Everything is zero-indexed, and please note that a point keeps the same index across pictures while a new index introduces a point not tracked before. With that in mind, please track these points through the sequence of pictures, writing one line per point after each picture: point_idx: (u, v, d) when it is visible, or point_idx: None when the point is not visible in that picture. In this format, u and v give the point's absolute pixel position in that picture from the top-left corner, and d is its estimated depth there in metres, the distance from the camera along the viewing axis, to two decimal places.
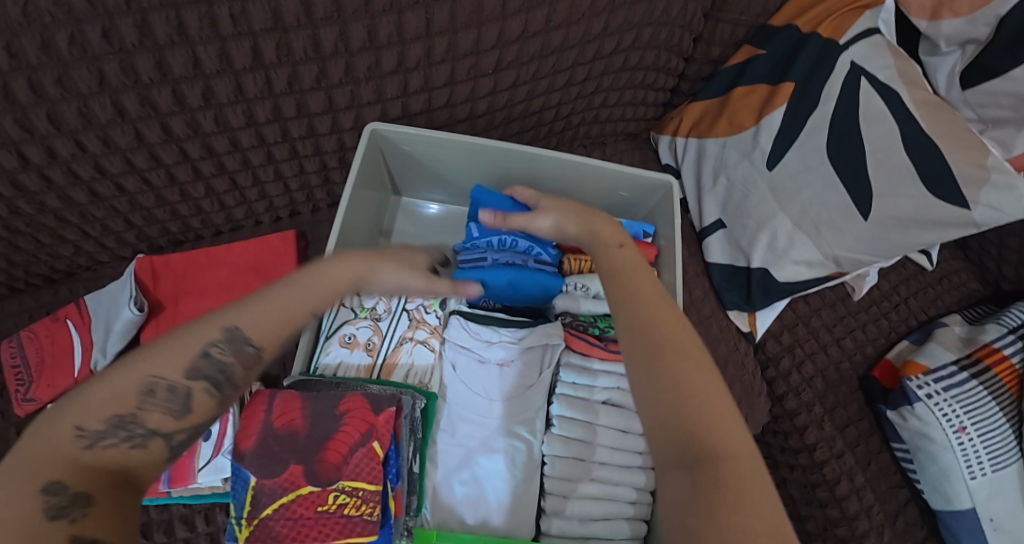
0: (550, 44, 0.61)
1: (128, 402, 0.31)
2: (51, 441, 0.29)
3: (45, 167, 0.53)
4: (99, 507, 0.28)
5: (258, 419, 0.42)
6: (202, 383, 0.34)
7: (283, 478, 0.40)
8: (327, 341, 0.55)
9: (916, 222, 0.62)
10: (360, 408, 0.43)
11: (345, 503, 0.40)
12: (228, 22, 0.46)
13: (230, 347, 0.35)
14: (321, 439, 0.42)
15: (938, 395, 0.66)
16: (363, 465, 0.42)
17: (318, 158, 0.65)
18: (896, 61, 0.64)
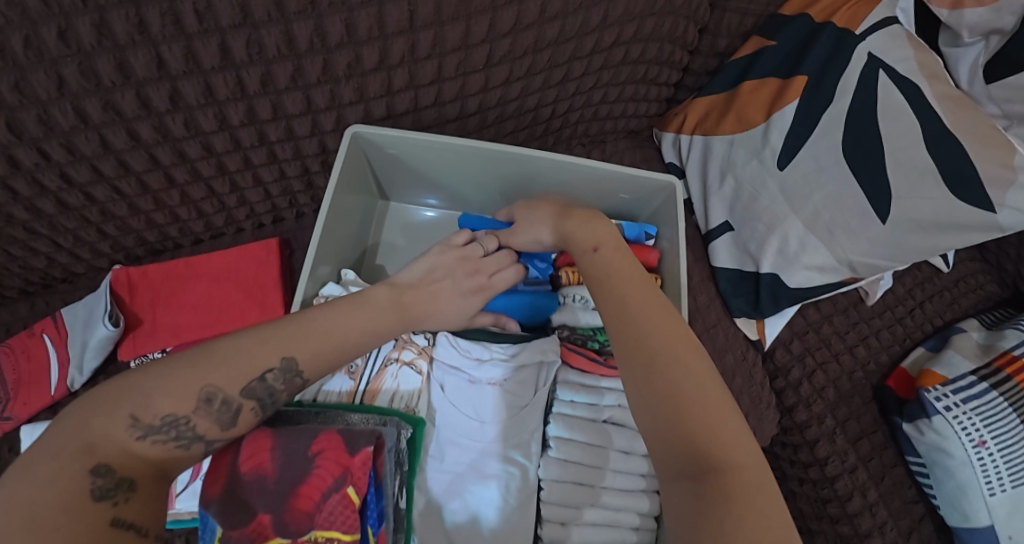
0: (544, 37, 0.57)
1: (187, 404, 0.35)
2: (112, 424, 0.33)
3: (8, 177, 0.50)
4: (142, 491, 0.32)
5: (224, 465, 0.36)
6: (251, 402, 0.37)
7: (250, 529, 0.33)
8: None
9: (935, 226, 0.58)
10: (334, 449, 0.37)
11: None
12: (192, 18, 0.43)
13: (283, 376, 0.39)
14: (293, 483, 0.35)
15: (957, 407, 0.63)
16: (339, 513, 0.36)
17: (299, 162, 0.61)
18: (915, 53, 0.60)
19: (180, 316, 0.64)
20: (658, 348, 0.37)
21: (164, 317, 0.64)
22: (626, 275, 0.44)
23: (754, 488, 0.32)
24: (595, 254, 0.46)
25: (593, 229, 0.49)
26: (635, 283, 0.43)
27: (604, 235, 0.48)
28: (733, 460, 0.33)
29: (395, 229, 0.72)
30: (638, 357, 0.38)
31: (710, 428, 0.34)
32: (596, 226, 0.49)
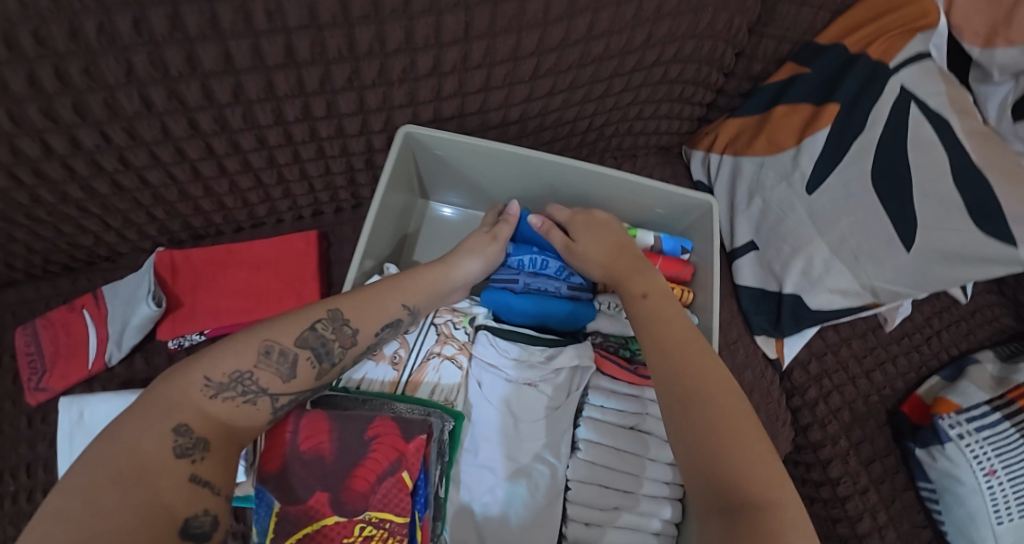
0: (589, 53, 0.59)
1: (248, 360, 0.39)
2: (188, 389, 0.37)
3: (69, 157, 0.52)
4: (217, 448, 0.36)
5: (282, 441, 0.37)
6: (306, 351, 0.41)
7: (307, 506, 0.34)
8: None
9: (960, 257, 0.59)
10: (390, 433, 0.37)
11: (371, 536, 0.34)
12: (262, 17, 0.45)
13: (331, 324, 0.43)
14: (349, 465, 0.35)
15: (969, 436, 0.64)
16: (394, 495, 0.35)
17: (345, 159, 0.63)
18: (947, 88, 0.62)
19: (223, 300, 0.66)
20: (700, 386, 0.41)
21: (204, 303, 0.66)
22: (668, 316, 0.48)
23: (791, 525, 0.34)
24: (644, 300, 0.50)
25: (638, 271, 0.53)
26: (680, 331, 0.46)
27: (653, 284, 0.51)
28: (769, 499, 0.35)
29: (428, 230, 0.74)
30: (678, 395, 0.41)
31: (747, 469, 0.36)
32: (647, 274, 0.52)
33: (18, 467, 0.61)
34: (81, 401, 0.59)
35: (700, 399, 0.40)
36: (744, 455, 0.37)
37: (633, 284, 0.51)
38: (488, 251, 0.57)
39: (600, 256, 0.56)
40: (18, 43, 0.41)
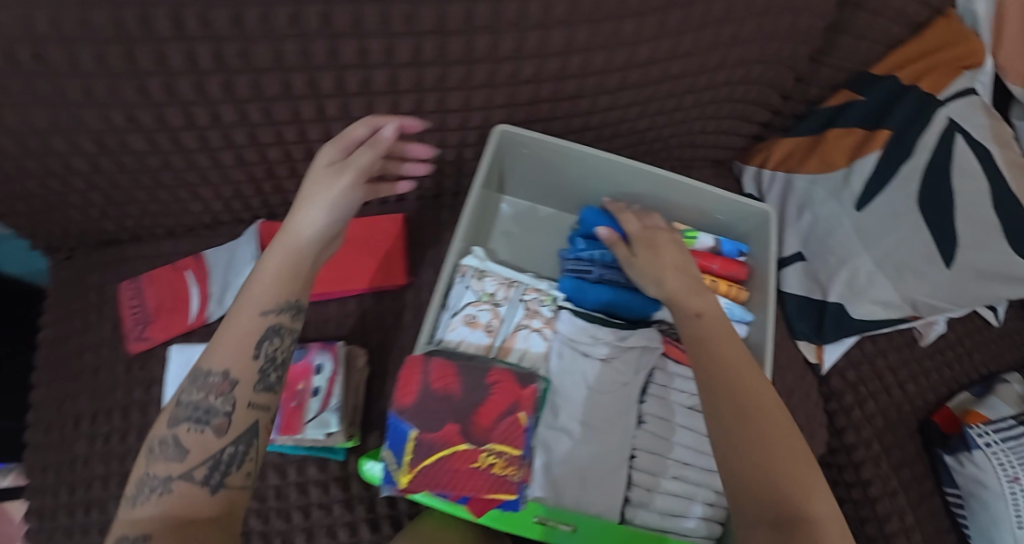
0: (668, 71, 0.66)
1: (140, 466, 0.40)
2: (120, 523, 0.38)
3: (207, 129, 0.59)
4: (161, 533, 0.36)
5: (416, 380, 0.43)
6: (184, 425, 0.42)
7: (440, 434, 0.41)
8: (451, 319, 0.57)
9: (995, 277, 0.65)
10: (508, 380, 0.45)
11: (493, 463, 0.42)
12: (400, 20, 0.52)
13: (199, 384, 0.43)
14: (474, 404, 0.43)
15: (996, 444, 0.69)
16: (511, 432, 0.43)
17: (438, 151, 0.69)
18: (989, 122, 0.67)
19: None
20: (754, 403, 0.43)
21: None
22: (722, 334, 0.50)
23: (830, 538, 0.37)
24: (697, 319, 0.51)
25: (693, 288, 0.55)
26: (733, 352, 0.48)
27: (707, 307, 0.53)
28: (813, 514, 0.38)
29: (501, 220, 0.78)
30: (727, 409, 0.43)
31: (791, 483, 0.39)
32: (702, 295, 0.54)
33: (117, 406, 0.68)
34: (190, 349, 0.67)
35: (753, 414, 0.42)
36: (790, 473, 0.39)
37: (688, 302, 0.53)
38: (334, 191, 0.51)
39: (656, 271, 0.57)
40: (183, 22, 0.48)
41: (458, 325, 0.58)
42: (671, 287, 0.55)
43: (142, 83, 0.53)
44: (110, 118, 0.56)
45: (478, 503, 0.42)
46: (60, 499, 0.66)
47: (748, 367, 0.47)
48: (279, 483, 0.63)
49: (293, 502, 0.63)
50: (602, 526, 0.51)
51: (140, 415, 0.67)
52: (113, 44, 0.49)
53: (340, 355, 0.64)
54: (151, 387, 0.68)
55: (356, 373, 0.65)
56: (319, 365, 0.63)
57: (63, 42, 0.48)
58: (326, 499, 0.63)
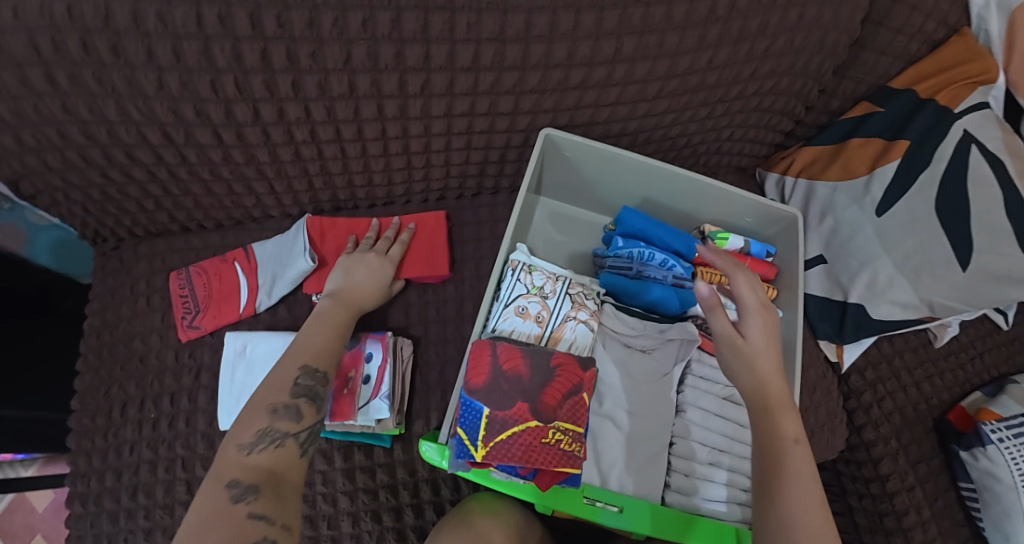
0: (704, 81, 0.69)
1: (260, 420, 0.49)
2: (227, 465, 0.45)
3: (271, 125, 0.62)
4: (266, 489, 0.45)
5: (486, 361, 0.47)
6: (302, 398, 0.52)
7: (513, 411, 0.45)
8: (504, 309, 0.60)
9: (1009, 280, 0.68)
10: (570, 363, 0.48)
11: (561, 439, 0.45)
12: (463, 28, 0.57)
13: (309, 376, 0.54)
14: (541, 384, 0.46)
15: (1009, 439, 0.72)
16: (576, 410, 0.46)
17: (483, 152, 0.73)
18: (1004, 135, 0.70)
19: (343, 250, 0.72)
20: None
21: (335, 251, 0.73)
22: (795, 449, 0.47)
23: None
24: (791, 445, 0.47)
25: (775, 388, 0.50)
26: (807, 491, 0.45)
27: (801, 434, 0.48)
28: None
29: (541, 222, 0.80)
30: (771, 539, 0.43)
31: None
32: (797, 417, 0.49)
33: (164, 393, 0.69)
34: (246, 336, 0.68)
35: None
36: None
37: (786, 422, 0.48)
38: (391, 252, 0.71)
39: (758, 367, 0.50)
40: (261, 23, 0.53)
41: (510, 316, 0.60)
42: (768, 394, 0.49)
43: (215, 78, 0.57)
44: (179, 112, 0.59)
45: (546, 479, 0.44)
46: (106, 484, 0.66)
47: (817, 510, 0.44)
48: (326, 469, 0.66)
49: (339, 488, 0.66)
50: (646, 508, 0.54)
51: (188, 402, 0.69)
52: (192, 41, 0.53)
53: (389, 345, 0.66)
54: (198, 376, 0.70)
55: (403, 363, 0.67)
56: (370, 354, 0.66)
57: (142, 36, 0.52)
58: (372, 485, 0.66)
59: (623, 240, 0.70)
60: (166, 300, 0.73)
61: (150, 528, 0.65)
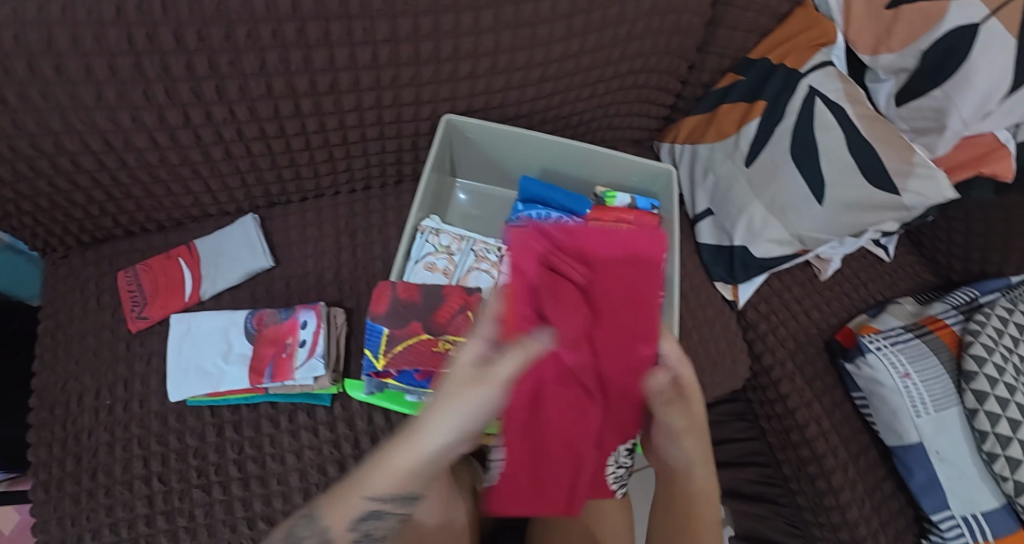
0: (580, 64, 0.80)
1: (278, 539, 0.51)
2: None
3: (201, 127, 0.70)
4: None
5: (386, 295, 0.57)
6: (295, 541, 0.50)
7: (407, 328, 0.55)
8: (414, 266, 0.68)
9: (859, 206, 0.79)
10: (459, 290, 0.59)
11: (450, 348, 0.55)
12: (360, 33, 0.65)
13: (368, 515, 0.49)
14: (433, 307, 0.57)
15: (885, 347, 0.81)
16: (462, 325, 0.57)
17: (397, 141, 0.81)
18: (843, 86, 0.81)
19: (556, 412, 0.48)
20: None
21: (522, 433, 0.48)
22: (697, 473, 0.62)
23: None
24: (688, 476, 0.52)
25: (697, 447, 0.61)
26: None
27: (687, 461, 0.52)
28: None
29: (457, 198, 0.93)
30: None
31: None
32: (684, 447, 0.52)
33: (119, 381, 0.75)
34: (187, 318, 0.73)
35: None
36: None
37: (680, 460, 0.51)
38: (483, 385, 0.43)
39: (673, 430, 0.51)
40: (184, 38, 0.61)
41: (420, 271, 0.69)
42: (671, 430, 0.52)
43: (147, 88, 0.65)
44: (117, 120, 0.67)
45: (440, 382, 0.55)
46: (66, 468, 0.71)
47: None
48: (273, 432, 0.73)
49: (286, 448, 0.72)
50: None
51: (140, 387, 0.75)
52: (125, 56, 0.61)
53: (322, 313, 0.73)
54: (149, 362, 0.77)
55: (336, 328, 0.75)
56: (304, 322, 0.73)
57: (80, 55, 0.60)
58: (315, 441, 0.73)
59: (523, 205, 0.80)
60: (115, 298, 0.80)
61: (112, 504, 0.70)
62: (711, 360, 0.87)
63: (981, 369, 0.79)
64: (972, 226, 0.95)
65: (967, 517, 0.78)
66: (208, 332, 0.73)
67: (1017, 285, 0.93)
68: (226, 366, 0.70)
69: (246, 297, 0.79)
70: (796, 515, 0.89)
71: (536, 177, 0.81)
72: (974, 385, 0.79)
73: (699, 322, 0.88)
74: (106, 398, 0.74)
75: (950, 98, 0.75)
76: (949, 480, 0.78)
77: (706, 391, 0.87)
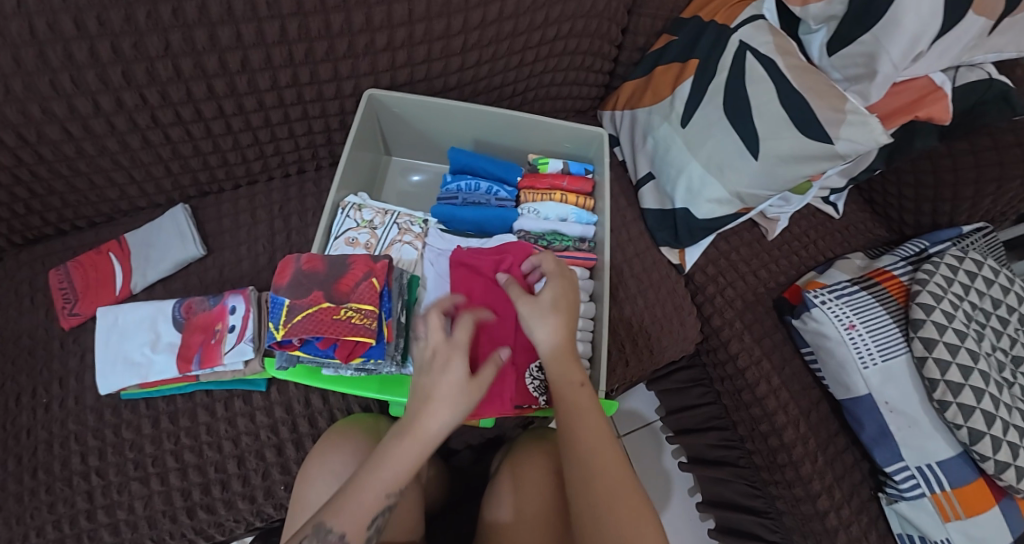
0: (503, 31, 0.77)
1: None
2: None
3: (113, 115, 0.69)
4: None
5: (290, 268, 0.61)
6: None
7: (308, 298, 0.58)
8: (335, 242, 0.71)
9: (794, 159, 0.76)
10: (363, 258, 0.62)
11: (352, 315, 0.58)
12: (264, 6, 0.64)
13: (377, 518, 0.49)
14: (336, 277, 0.60)
15: (830, 301, 0.81)
16: (365, 293, 0.59)
17: (323, 120, 0.81)
18: (774, 38, 0.79)
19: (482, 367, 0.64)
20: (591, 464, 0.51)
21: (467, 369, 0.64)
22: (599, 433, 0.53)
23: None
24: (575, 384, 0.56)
25: (575, 386, 0.56)
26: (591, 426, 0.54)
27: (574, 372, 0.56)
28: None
29: (405, 176, 0.94)
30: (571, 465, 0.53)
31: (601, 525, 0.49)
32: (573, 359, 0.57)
33: (54, 379, 0.75)
34: (116, 309, 0.74)
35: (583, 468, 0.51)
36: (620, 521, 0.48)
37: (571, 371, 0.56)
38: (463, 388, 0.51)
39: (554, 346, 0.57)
40: (84, 23, 0.60)
41: (342, 246, 0.72)
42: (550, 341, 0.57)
43: (53, 78, 0.63)
44: (28, 113, 0.65)
45: (344, 348, 0.58)
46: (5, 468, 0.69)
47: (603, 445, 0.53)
48: (209, 421, 0.73)
49: (223, 435, 0.72)
50: None
51: (75, 384, 0.75)
52: (27, 47, 0.60)
53: (251, 297, 0.73)
54: (83, 358, 0.76)
55: (267, 313, 0.74)
56: (233, 306, 0.73)
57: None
58: (254, 427, 0.73)
59: (452, 178, 0.80)
60: (48, 297, 0.79)
61: (54, 500, 0.68)
62: (658, 323, 0.87)
63: (928, 316, 0.78)
64: (919, 177, 0.94)
65: (921, 467, 0.76)
66: (135, 322, 0.74)
67: (968, 234, 0.92)
68: (154, 356, 0.72)
69: (179, 287, 0.80)
70: (754, 475, 0.89)
71: (465, 147, 0.79)
72: (922, 332, 0.77)
73: (644, 287, 0.88)
74: (41, 397, 0.73)
75: (880, 41, 0.72)
76: (900, 430, 0.77)
77: (654, 356, 0.87)
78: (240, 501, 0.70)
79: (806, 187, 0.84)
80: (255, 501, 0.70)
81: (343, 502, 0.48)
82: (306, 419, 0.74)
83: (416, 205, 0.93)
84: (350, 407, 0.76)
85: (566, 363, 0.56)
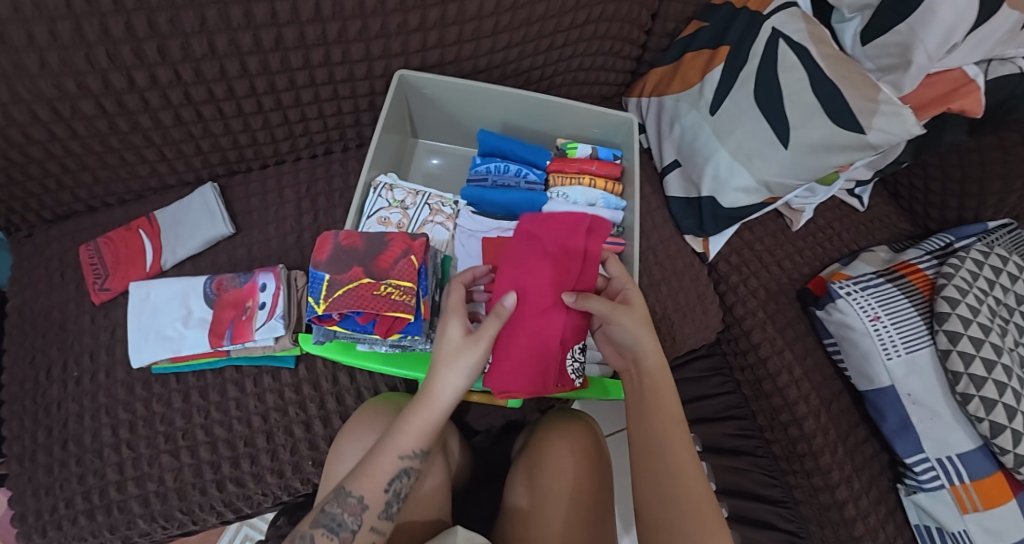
0: (535, 13, 0.77)
1: (306, 523, 0.52)
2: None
3: (146, 90, 0.69)
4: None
5: (328, 244, 0.63)
6: (320, 530, 0.51)
7: (349, 274, 0.60)
8: (367, 221, 0.72)
9: (824, 148, 0.76)
10: (402, 236, 0.64)
11: (392, 292, 0.59)
12: None
13: (396, 480, 0.53)
14: (376, 254, 0.62)
15: (856, 292, 0.81)
16: (404, 271, 0.61)
17: (353, 101, 0.81)
18: (807, 26, 0.78)
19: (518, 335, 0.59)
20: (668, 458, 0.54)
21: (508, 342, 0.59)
22: (682, 454, 0.54)
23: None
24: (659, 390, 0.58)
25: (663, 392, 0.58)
26: (671, 428, 0.56)
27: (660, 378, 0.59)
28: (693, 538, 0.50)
29: (428, 159, 0.94)
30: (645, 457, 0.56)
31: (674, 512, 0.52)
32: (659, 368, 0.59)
33: (84, 352, 0.76)
34: (148, 284, 0.76)
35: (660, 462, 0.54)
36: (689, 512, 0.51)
37: (657, 379, 0.59)
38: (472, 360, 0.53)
39: (644, 348, 0.59)
40: None
41: (374, 225, 0.73)
42: (639, 347, 0.59)
43: (90, 53, 0.63)
44: (63, 87, 0.65)
45: (383, 324, 0.59)
46: (38, 440, 0.71)
47: (682, 446, 0.55)
48: (238, 396, 0.74)
49: (252, 410, 0.73)
50: None
51: (106, 357, 0.76)
52: (65, 20, 0.60)
53: (281, 275, 0.74)
54: (114, 333, 0.77)
55: (297, 290, 0.76)
56: (264, 284, 0.75)
57: (21, 22, 0.58)
58: (283, 403, 0.74)
59: (481, 160, 0.81)
60: (78, 272, 0.80)
61: (85, 472, 0.69)
62: (680, 311, 0.87)
63: (954, 310, 0.78)
64: (948, 170, 0.93)
65: (941, 459, 0.77)
66: (167, 298, 0.76)
67: (994, 230, 0.92)
68: (186, 331, 0.73)
69: (208, 265, 0.81)
70: (772, 464, 0.89)
71: (494, 129, 0.80)
72: (947, 326, 0.77)
73: (668, 274, 0.88)
74: (71, 370, 0.74)
75: (915, 32, 0.71)
76: (922, 422, 0.78)
77: (676, 344, 0.87)
78: (269, 475, 0.71)
79: (832, 177, 0.83)
80: (284, 475, 0.71)
81: (366, 463, 0.53)
82: (333, 397, 0.75)
83: (442, 187, 0.94)
84: (376, 385, 0.77)
85: (658, 371, 0.59)
